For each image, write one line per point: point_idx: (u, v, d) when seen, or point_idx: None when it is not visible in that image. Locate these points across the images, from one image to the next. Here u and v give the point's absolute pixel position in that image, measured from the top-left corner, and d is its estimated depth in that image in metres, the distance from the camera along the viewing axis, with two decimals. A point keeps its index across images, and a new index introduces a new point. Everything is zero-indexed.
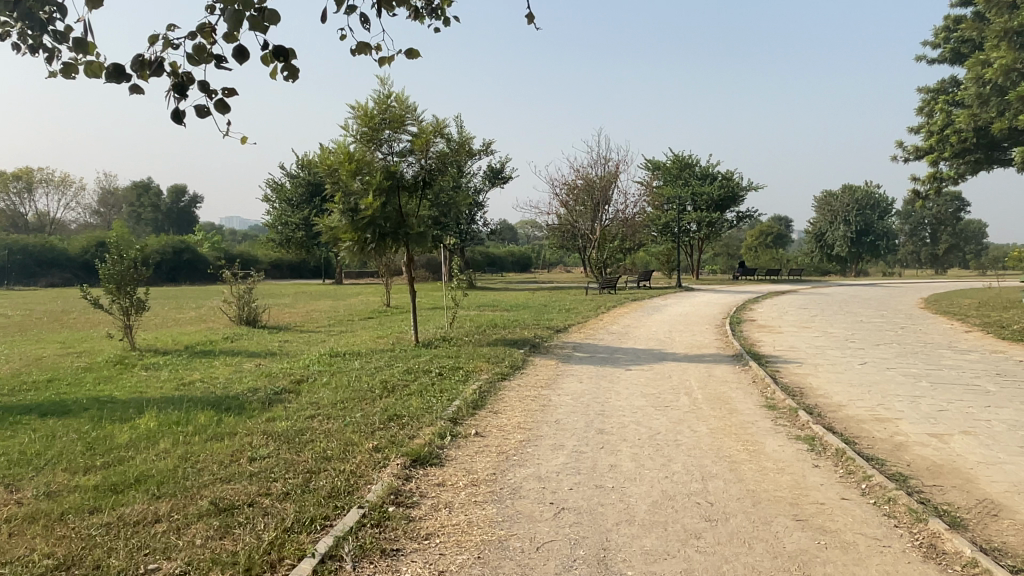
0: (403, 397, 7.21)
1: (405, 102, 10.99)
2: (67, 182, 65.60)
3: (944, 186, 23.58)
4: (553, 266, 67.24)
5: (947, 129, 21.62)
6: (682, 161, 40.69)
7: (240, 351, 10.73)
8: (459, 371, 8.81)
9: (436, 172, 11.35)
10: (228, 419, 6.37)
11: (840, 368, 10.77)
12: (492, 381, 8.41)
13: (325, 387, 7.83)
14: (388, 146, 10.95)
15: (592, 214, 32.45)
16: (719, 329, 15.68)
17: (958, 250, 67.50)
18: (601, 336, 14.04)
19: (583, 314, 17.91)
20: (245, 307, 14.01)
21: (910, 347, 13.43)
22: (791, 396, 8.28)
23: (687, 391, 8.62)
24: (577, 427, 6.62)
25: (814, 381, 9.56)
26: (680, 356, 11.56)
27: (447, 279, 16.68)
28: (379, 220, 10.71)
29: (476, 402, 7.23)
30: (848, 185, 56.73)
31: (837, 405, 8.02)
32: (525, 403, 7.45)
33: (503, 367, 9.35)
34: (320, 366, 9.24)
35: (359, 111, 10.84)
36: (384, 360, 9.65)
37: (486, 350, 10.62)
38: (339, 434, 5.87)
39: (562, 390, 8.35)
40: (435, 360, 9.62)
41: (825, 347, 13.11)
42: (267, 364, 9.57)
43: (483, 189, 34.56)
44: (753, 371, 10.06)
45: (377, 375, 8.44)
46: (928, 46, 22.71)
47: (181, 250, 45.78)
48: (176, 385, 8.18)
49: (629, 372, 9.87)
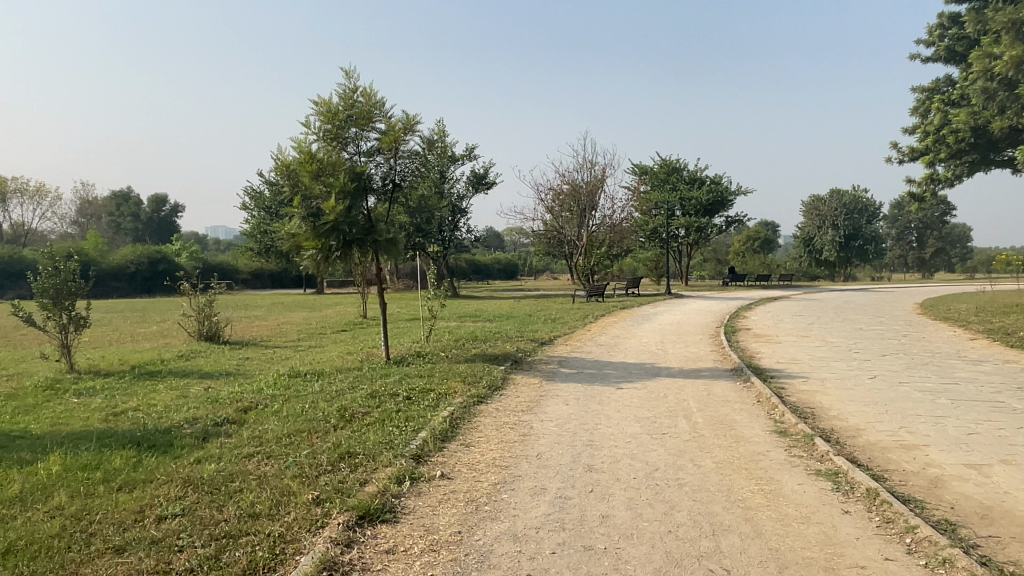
0: (360, 429, 6.22)
1: (372, 97, 10.06)
2: (44, 192, 64.16)
3: (939, 188, 22.88)
4: (539, 272, 66.37)
5: (944, 129, 20.92)
6: (670, 165, 39.92)
7: (190, 373, 9.71)
8: (430, 395, 7.81)
9: (406, 172, 10.45)
10: (149, 462, 5.35)
11: (849, 384, 9.87)
12: (467, 406, 7.44)
13: (273, 417, 6.81)
14: (355, 145, 10.04)
15: (579, 220, 31.53)
16: (714, 340, 14.78)
17: (945, 254, 67.18)
18: (588, 349, 13.11)
19: (570, 324, 16.98)
20: (205, 321, 12.94)
21: (918, 358, 12.56)
22: (803, 419, 7.37)
23: (685, 414, 7.68)
24: (562, 463, 5.66)
25: (826, 400, 8.66)
26: (675, 371, 10.64)
27: (427, 287, 15.63)
28: (342, 226, 9.62)
29: (445, 433, 6.24)
30: (835, 190, 56.21)
31: (855, 430, 7.11)
32: (504, 434, 6.47)
33: (480, 388, 8.38)
34: (275, 390, 8.24)
35: (321, 107, 9.87)
36: (348, 381, 8.66)
37: (462, 368, 9.65)
38: (276, 481, 4.87)
39: (545, 415, 7.39)
40: (406, 380, 8.64)
41: (829, 359, 12.25)
42: (217, 388, 8.57)
43: (466, 196, 33.59)
44: (755, 388, 9.16)
45: (336, 401, 7.43)
46: (922, 44, 22.06)
47: (158, 260, 44.50)
48: (103, 415, 7.13)
49: (621, 391, 8.94)
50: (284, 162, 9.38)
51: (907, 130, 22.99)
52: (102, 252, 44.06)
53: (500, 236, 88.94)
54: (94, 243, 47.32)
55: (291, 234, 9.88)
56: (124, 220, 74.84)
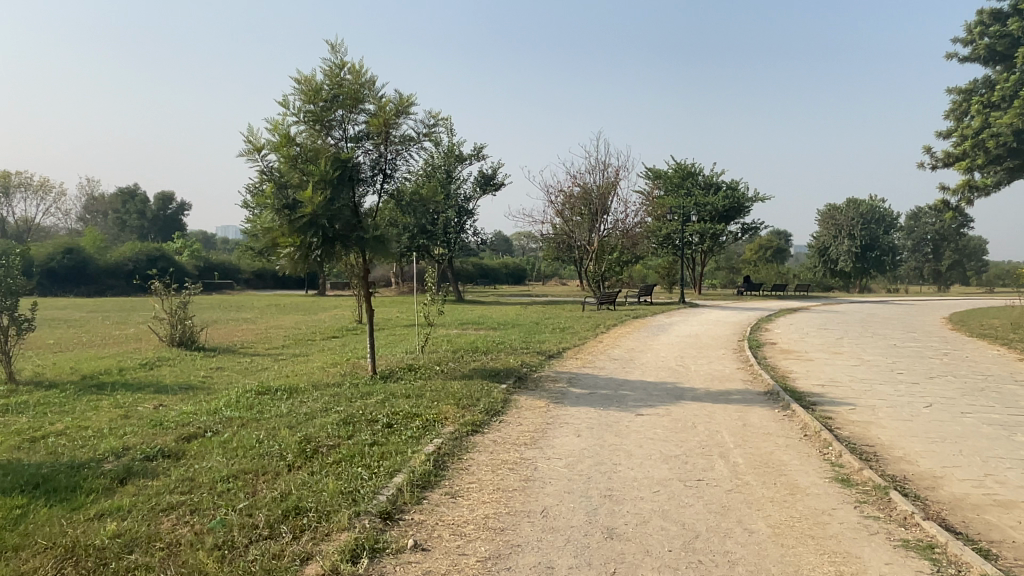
0: (320, 471, 4.95)
1: (360, 75, 8.84)
2: (48, 187, 63.45)
3: (974, 197, 21.41)
4: (547, 278, 65.13)
5: (983, 134, 19.52)
6: (685, 170, 38.42)
7: (145, 386, 8.48)
8: (415, 422, 6.52)
9: (398, 161, 9.19)
10: (34, 518, 4.10)
11: (905, 414, 8.50)
12: (458, 438, 6.15)
13: (219, 450, 5.55)
14: (340, 129, 8.81)
15: (590, 224, 30.18)
16: (739, 356, 13.43)
17: (960, 266, 65.55)
18: (602, 363, 11.79)
19: (580, 334, 15.64)
20: (178, 325, 11.73)
21: (971, 381, 11.17)
22: (866, 463, 6.07)
23: (721, 452, 6.36)
24: (574, 525, 4.36)
25: (886, 435, 7.30)
26: (702, 394, 9.29)
27: (425, 290, 14.36)
28: (322, 220, 8.30)
29: (426, 479, 4.96)
30: (852, 199, 54.64)
31: (933, 480, 5.78)
32: (502, 479, 5.19)
33: (476, 413, 7.09)
34: (234, 412, 6.99)
35: (302, 85, 8.64)
36: (322, 401, 7.38)
37: (457, 386, 8.38)
38: (188, 555, 3.60)
39: (551, 450, 6.09)
40: (390, 402, 7.36)
41: (873, 382, 10.87)
42: (169, 407, 7.32)
43: (473, 197, 32.30)
44: (799, 418, 7.83)
45: (300, 429, 6.16)
46: (959, 43, 20.56)
47: (157, 258, 43.86)
48: (17, 442, 5.88)
49: (643, 419, 7.64)
50: (256, 147, 8.12)
51: (941, 134, 21.62)
52: (98, 249, 43.09)
53: (508, 239, 87.58)
54: (92, 240, 46.30)
55: (265, 230, 8.59)
56: (130, 216, 73.96)
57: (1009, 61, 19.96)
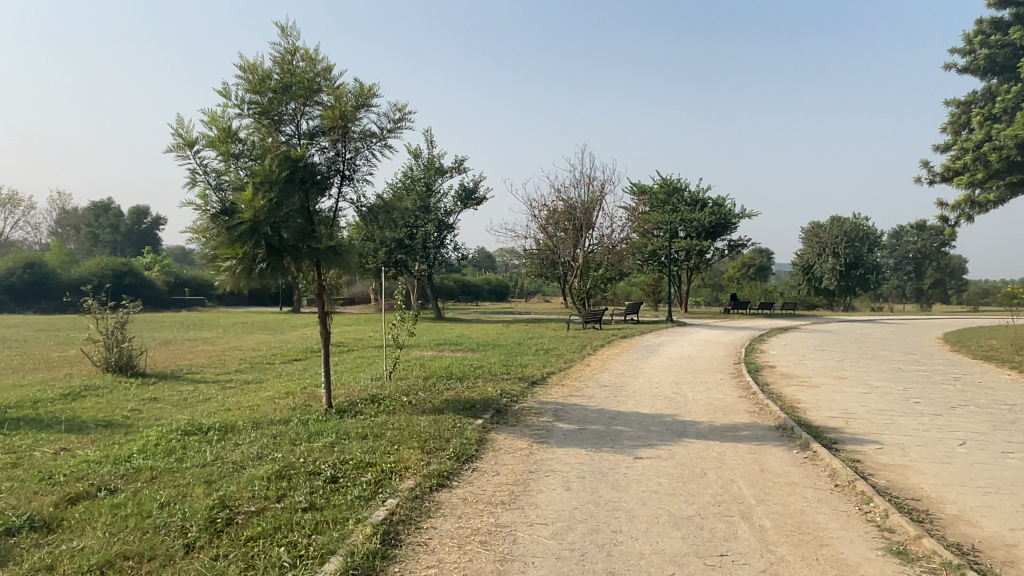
0: (225, 558, 3.71)
1: (315, 62, 7.68)
2: (17, 200, 61.44)
3: (974, 213, 20.52)
4: (530, 295, 64.21)
5: (984, 147, 18.65)
6: (671, 186, 37.70)
7: (54, 424, 7.19)
8: (365, 474, 5.27)
9: (359, 161, 8.01)
10: None
11: (941, 454, 7.36)
12: (416, 497, 4.92)
13: (103, 521, 4.30)
14: (292, 124, 7.62)
15: (574, 240, 29.07)
16: (738, 382, 12.31)
17: (943, 285, 65.22)
18: (590, 391, 10.60)
19: (566, 357, 14.43)
20: (115, 348, 10.44)
21: (997, 413, 10.04)
22: (919, 527, 4.93)
23: (742, 512, 5.19)
24: None
25: (930, 485, 6.14)
26: (706, 430, 8.09)
27: (396, 308, 13.14)
28: (264, 228, 7.03)
29: (368, 566, 3.74)
30: (836, 217, 53.97)
31: (1008, 550, 4.62)
32: (471, 559, 3.98)
33: (443, 460, 5.87)
34: (148, 460, 5.74)
35: (246, 73, 7.47)
36: (257, 445, 6.13)
37: (424, 423, 7.17)
38: None
39: (535, 511, 4.88)
40: (340, 446, 6.09)
41: (892, 413, 9.72)
42: (73, 453, 6.05)
43: (453, 211, 31.12)
44: (824, 463, 6.67)
45: (218, 488, 4.91)
46: (958, 53, 19.78)
47: (124, 273, 42.10)
48: None
49: (643, 463, 6.47)
50: (188, 141, 6.89)
51: (939, 148, 20.81)
52: (62, 263, 41.40)
53: (491, 256, 86.96)
54: (56, 254, 44.44)
55: (200, 241, 7.32)
56: (102, 230, 71.82)
57: (1010, 72, 19.14)
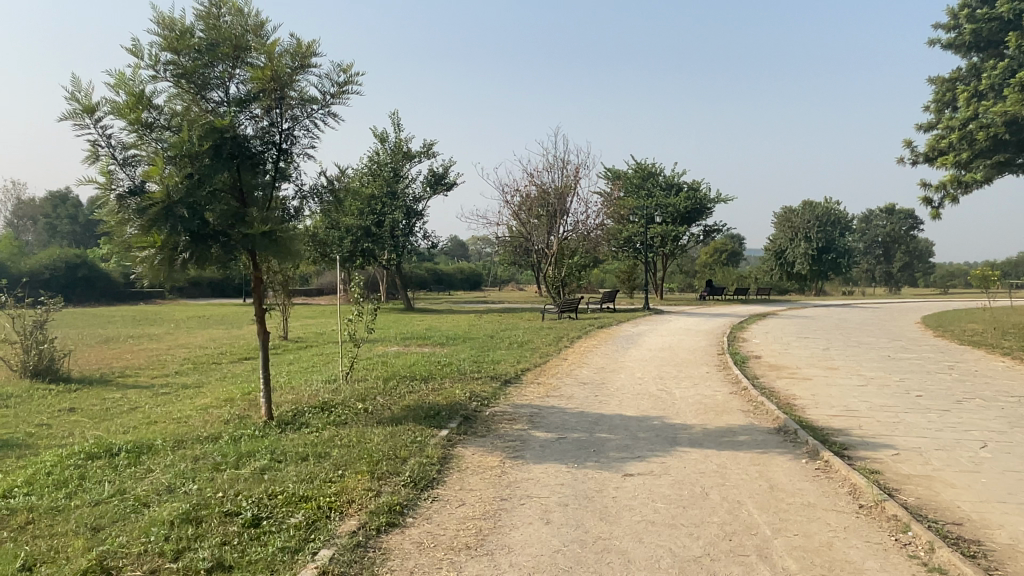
0: None
1: (244, 15, 6.60)
2: None
3: (958, 194, 19.85)
4: (503, 283, 63.28)
5: (970, 125, 17.92)
6: (645, 170, 36.91)
7: None
8: (294, 515, 4.22)
9: (297, 132, 6.95)
10: None
11: (965, 461, 6.52)
12: (354, 547, 3.87)
13: None
14: (217, 89, 6.50)
15: (548, 227, 28.07)
16: (726, 375, 11.44)
17: (912, 269, 65.38)
18: (568, 389, 9.66)
19: (541, 350, 13.46)
20: (33, 351, 9.27)
21: (1008, 407, 9.25)
22: (976, 566, 4.03)
23: (761, 550, 4.25)
24: None
25: (967, 503, 5.25)
26: (700, 436, 7.16)
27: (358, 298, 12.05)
28: (180, 209, 5.91)
29: None
30: (808, 202, 53.68)
31: None
32: None
33: (397, 490, 4.83)
34: (29, 497, 4.64)
35: (161, 28, 6.34)
36: (170, 474, 5.05)
37: (377, 438, 6.15)
38: None
39: (508, 560, 3.89)
40: (271, 473, 5.05)
41: (897, 410, 8.90)
42: None
43: (422, 196, 29.95)
44: (841, 476, 5.79)
45: (100, 541, 3.84)
46: (944, 28, 19.06)
47: (78, 265, 40.41)
48: None
49: (635, 482, 5.52)
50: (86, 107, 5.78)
51: (923, 128, 20.13)
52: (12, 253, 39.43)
53: (463, 245, 85.88)
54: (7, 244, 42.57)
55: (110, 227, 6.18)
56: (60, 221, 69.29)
57: (998, 47, 18.42)
